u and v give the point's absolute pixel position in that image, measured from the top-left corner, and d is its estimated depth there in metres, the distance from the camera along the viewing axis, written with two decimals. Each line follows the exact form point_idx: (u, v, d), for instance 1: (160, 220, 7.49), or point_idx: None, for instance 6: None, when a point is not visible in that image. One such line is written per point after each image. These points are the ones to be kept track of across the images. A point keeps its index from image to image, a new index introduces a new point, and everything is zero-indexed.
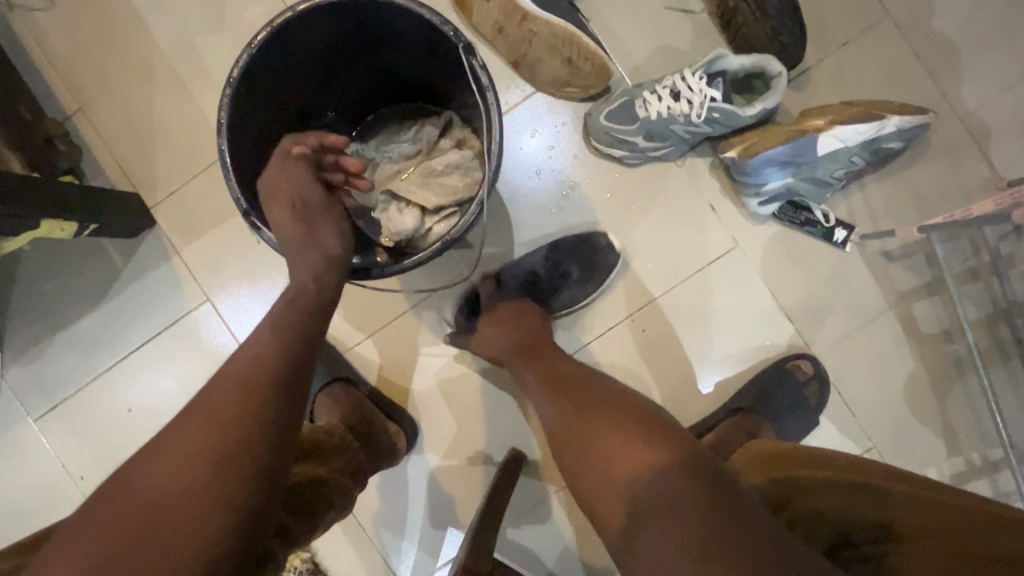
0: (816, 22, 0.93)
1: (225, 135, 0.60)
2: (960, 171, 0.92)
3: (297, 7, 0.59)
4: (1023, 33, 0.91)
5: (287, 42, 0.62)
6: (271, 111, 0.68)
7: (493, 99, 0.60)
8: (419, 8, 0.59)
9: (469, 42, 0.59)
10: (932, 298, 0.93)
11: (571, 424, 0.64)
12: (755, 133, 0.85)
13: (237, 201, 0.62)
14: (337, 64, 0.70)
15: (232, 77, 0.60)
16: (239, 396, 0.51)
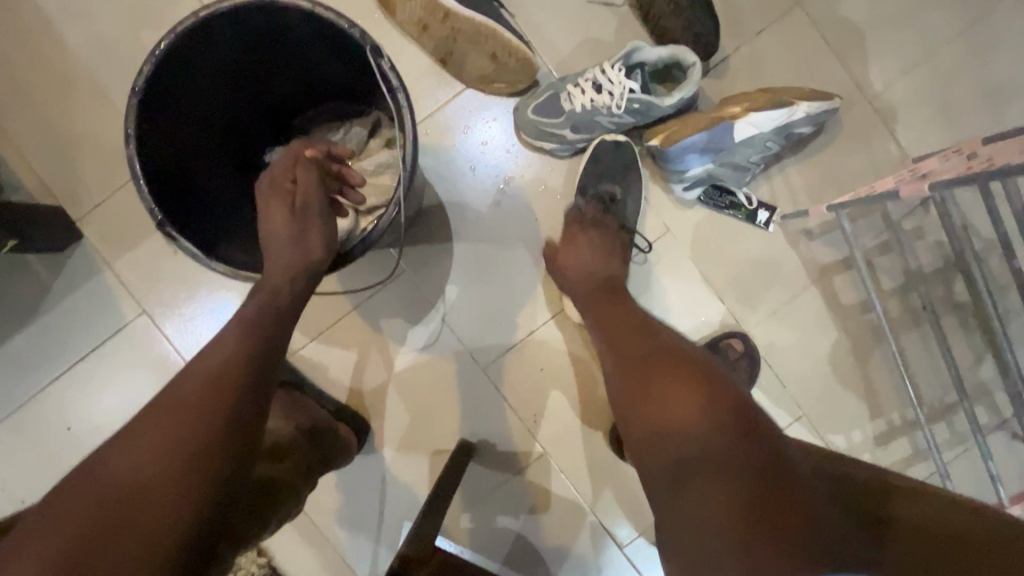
0: (731, 12, 0.96)
1: (132, 143, 0.59)
2: (871, 150, 0.98)
3: (199, 13, 0.59)
4: (920, 17, 0.97)
5: (196, 47, 0.62)
6: (186, 118, 0.67)
7: (404, 100, 0.63)
8: (324, 11, 0.60)
9: (375, 44, 0.61)
10: (851, 272, 0.98)
11: (640, 395, 0.62)
12: (675, 122, 0.89)
13: (151, 211, 0.60)
14: (252, 67, 0.70)
15: (138, 83, 0.59)
16: (217, 379, 0.54)
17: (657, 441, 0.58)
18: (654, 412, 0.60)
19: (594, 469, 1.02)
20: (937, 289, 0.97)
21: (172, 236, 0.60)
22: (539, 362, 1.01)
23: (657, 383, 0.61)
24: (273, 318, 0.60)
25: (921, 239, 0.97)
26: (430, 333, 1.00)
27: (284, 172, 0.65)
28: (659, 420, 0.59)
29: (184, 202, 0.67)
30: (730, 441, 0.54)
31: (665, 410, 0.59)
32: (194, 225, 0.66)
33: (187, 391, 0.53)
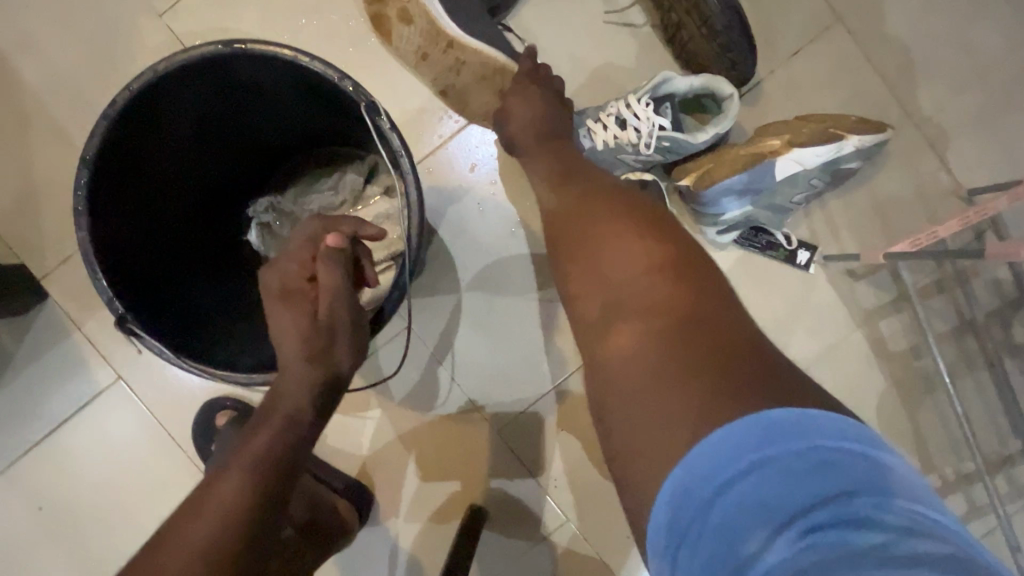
0: (764, 31, 0.87)
1: (82, 226, 0.49)
2: (921, 180, 0.88)
3: (158, 67, 0.49)
4: (974, 33, 0.87)
5: (158, 104, 0.53)
6: (150, 183, 0.58)
7: (408, 162, 0.55)
8: (308, 61, 0.51)
9: (371, 101, 0.52)
10: (899, 314, 0.89)
11: (585, 297, 0.55)
12: (709, 158, 0.79)
13: (110, 304, 0.50)
14: (227, 120, 0.60)
15: (88, 152, 0.49)
16: (228, 519, 0.43)
17: (608, 362, 0.50)
18: (606, 308, 0.53)
19: (621, 536, 0.92)
20: (995, 331, 0.88)
21: (136, 333, 0.51)
22: (558, 420, 0.91)
23: (603, 287, 0.53)
24: (302, 429, 0.49)
25: (977, 277, 0.88)
26: (439, 391, 0.91)
27: (298, 270, 0.54)
28: (608, 334, 0.51)
29: (151, 285, 0.57)
30: (697, 351, 0.46)
31: (613, 313, 0.52)
32: (164, 310, 0.57)
33: (193, 533, 0.42)
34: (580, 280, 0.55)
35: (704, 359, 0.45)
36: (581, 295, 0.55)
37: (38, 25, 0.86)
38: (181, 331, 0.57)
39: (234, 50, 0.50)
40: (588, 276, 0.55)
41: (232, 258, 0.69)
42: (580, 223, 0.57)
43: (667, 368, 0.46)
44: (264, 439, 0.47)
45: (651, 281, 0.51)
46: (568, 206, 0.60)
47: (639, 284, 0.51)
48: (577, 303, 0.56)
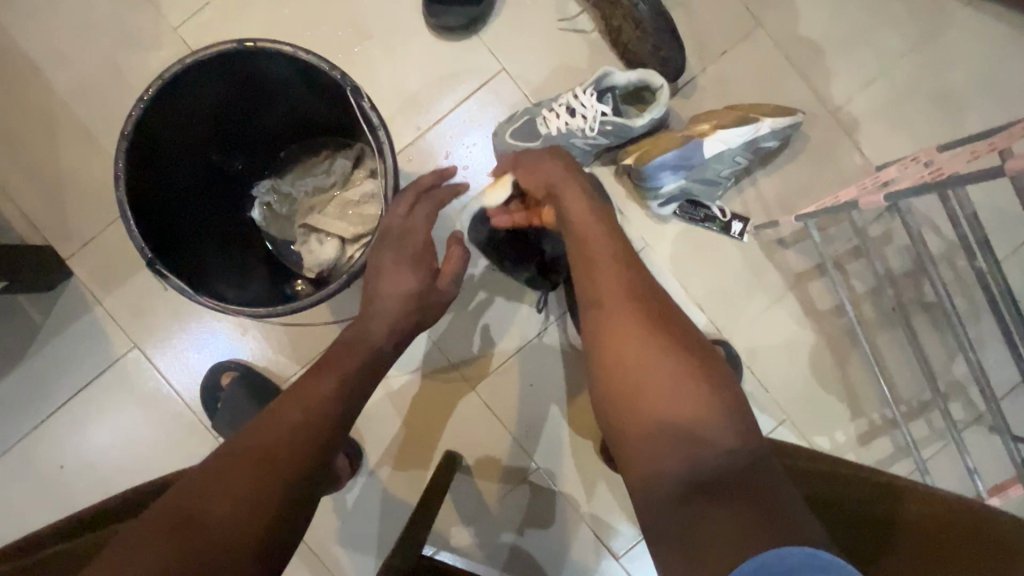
0: (696, 34, 1.01)
1: (121, 187, 0.61)
2: (837, 160, 1.02)
3: (183, 61, 0.61)
4: (876, 34, 1.02)
5: (182, 92, 0.65)
6: (173, 158, 0.69)
7: (385, 137, 0.67)
8: (304, 55, 0.63)
9: (356, 85, 0.63)
10: (823, 277, 1.02)
11: (614, 325, 0.59)
12: (648, 141, 0.92)
13: (140, 250, 0.62)
14: (238, 108, 0.73)
15: (127, 128, 0.61)
16: (314, 422, 0.54)
17: (628, 392, 0.56)
18: (633, 343, 0.57)
19: (586, 481, 1.03)
20: (907, 290, 1.01)
21: (161, 274, 0.62)
22: (527, 378, 1.03)
23: (636, 325, 0.58)
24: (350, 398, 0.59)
25: (889, 243, 1.01)
26: (420, 353, 1.02)
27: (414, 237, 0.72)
28: (628, 368, 0.56)
29: (170, 242, 0.68)
30: (709, 409, 0.52)
31: (637, 350, 0.57)
32: (181, 261, 0.68)
33: (282, 425, 0.53)
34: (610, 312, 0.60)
35: (712, 422, 0.51)
36: (609, 320, 0.60)
37: (67, 39, 0.99)
38: (194, 278, 0.69)
39: (244, 47, 0.62)
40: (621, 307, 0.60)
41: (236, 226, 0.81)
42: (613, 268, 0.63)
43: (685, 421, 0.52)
44: (351, 368, 0.60)
45: (682, 345, 0.57)
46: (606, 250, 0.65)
47: (660, 340, 0.57)
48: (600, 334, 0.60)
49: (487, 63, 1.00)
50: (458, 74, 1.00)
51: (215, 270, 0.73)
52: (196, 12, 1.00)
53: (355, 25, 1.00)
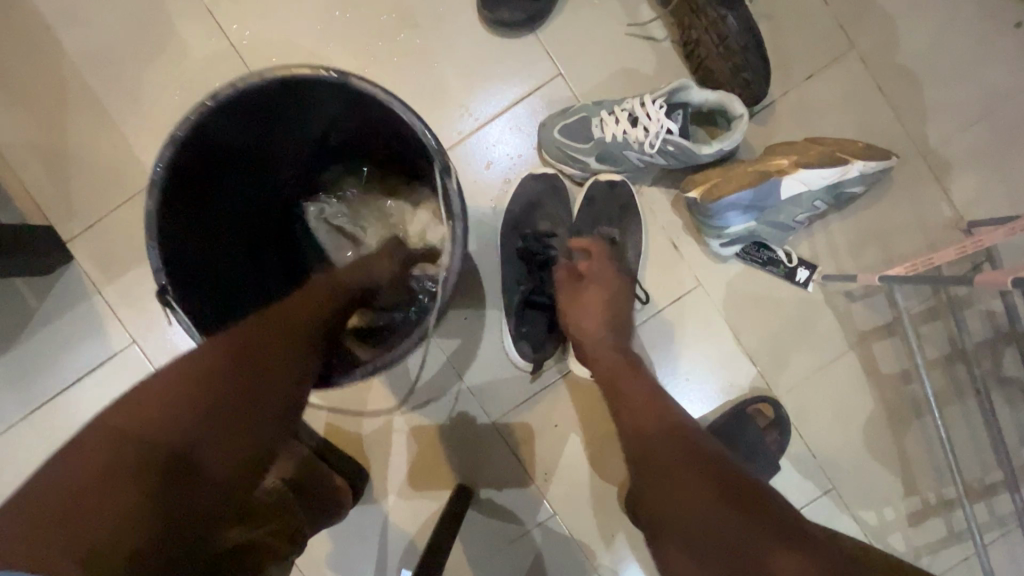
0: (782, 52, 0.89)
1: (153, 192, 0.53)
2: (924, 208, 0.90)
3: (260, 76, 0.54)
4: (985, 70, 0.90)
5: (249, 104, 0.57)
6: (212, 163, 0.62)
7: (462, 226, 0.57)
8: (394, 104, 0.54)
9: (446, 164, 0.55)
10: (892, 339, 0.92)
11: (661, 458, 0.55)
12: (717, 173, 0.82)
13: (155, 272, 0.54)
14: (294, 120, 0.65)
15: (178, 130, 0.54)
16: (269, 369, 0.47)
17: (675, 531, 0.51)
18: (690, 468, 0.53)
19: (604, 531, 0.95)
20: (985, 362, 0.91)
21: (171, 308, 0.55)
22: (551, 416, 0.94)
23: (683, 448, 0.55)
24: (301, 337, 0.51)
25: (971, 308, 0.90)
26: (439, 380, 0.93)
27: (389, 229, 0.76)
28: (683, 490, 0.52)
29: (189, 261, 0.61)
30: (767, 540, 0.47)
31: (682, 483, 0.52)
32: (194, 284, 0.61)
33: (214, 365, 0.44)
34: (653, 442, 0.57)
35: None
36: (654, 458, 0.56)
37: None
38: (201, 308, 0.61)
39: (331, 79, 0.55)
40: (669, 438, 0.56)
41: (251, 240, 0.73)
42: (650, 402, 0.61)
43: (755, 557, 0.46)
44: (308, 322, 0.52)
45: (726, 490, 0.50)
46: (643, 388, 0.64)
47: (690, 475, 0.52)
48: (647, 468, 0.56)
49: (543, 67, 0.90)
50: (509, 76, 0.90)
51: (221, 300, 0.65)
52: None
53: (401, 10, 0.89)
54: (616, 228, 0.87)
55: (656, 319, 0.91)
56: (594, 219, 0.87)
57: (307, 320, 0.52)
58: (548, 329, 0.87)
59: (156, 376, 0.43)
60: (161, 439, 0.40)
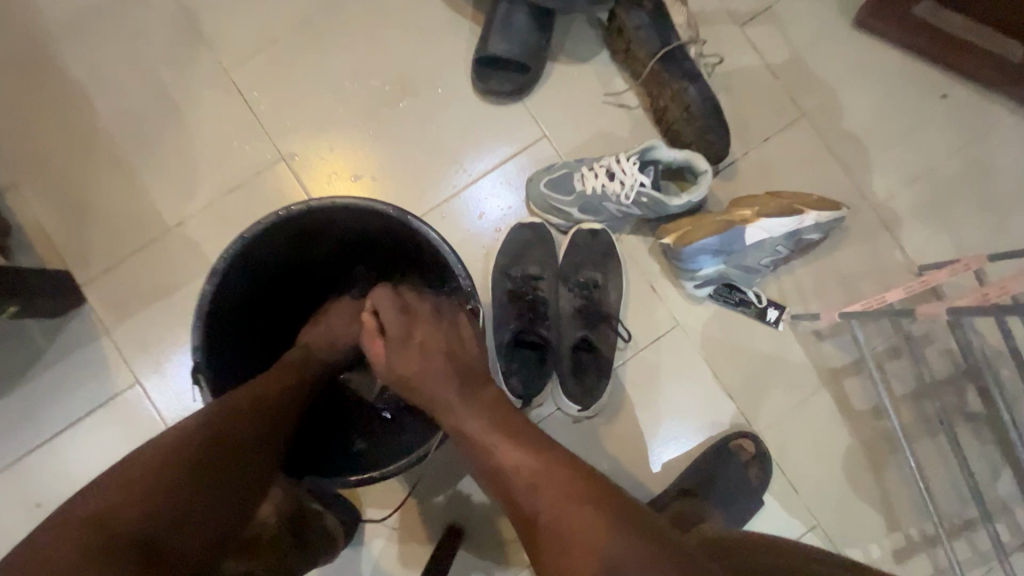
0: (742, 118, 1.00)
1: (212, 278, 0.60)
2: (879, 254, 0.99)
3: (330, 199, 0.62)
4: (921, 134, 1.01)
5: (313, 217, 0.65)
6: (268, 268, 0.70)
7: None
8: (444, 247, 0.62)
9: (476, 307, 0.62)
10: (862, 376, 0.97)
11: (546, 513, 0.51)
12: (687, 221, 0.90)
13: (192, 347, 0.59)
14: (351, 247, 0.75)
15: (248, 230, 0.61)
16: (222, 447, 0.52)
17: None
18: (574, 518, 0.49)
19: None
20: (949, 397, 0.96)
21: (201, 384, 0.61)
22: None
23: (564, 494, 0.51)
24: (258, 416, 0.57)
25: (930, 345, 0.97)
26: None
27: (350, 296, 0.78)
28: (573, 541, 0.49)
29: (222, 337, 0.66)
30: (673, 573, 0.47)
31: (570, 531, 0.49)
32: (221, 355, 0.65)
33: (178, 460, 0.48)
34: (532, 496, 0.51)
35: None
36: (541, 518, 0.51)
37: (117, 70, 1.00)
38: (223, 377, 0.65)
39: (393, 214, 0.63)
40: (546, 482, 0.51)
41: (280, 342, 0.78)
42: (509, 438, 0.55)
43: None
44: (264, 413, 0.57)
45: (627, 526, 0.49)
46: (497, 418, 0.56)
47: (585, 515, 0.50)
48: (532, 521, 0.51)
49: (530, 129, 1.00)
50: (499, 138, 1.00)
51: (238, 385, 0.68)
52: (249, 57, 1.01)
53: (403, 81, 1.01)
54: (599, 272, 0.93)
55: (637, 358, 0.96)
56: (578, 262, 0.93)
57: (261, 396, 0.58)
58: (537, 365, 0.89)
59: (129, 463, 0.48)
60: (143, 519, 0.45)
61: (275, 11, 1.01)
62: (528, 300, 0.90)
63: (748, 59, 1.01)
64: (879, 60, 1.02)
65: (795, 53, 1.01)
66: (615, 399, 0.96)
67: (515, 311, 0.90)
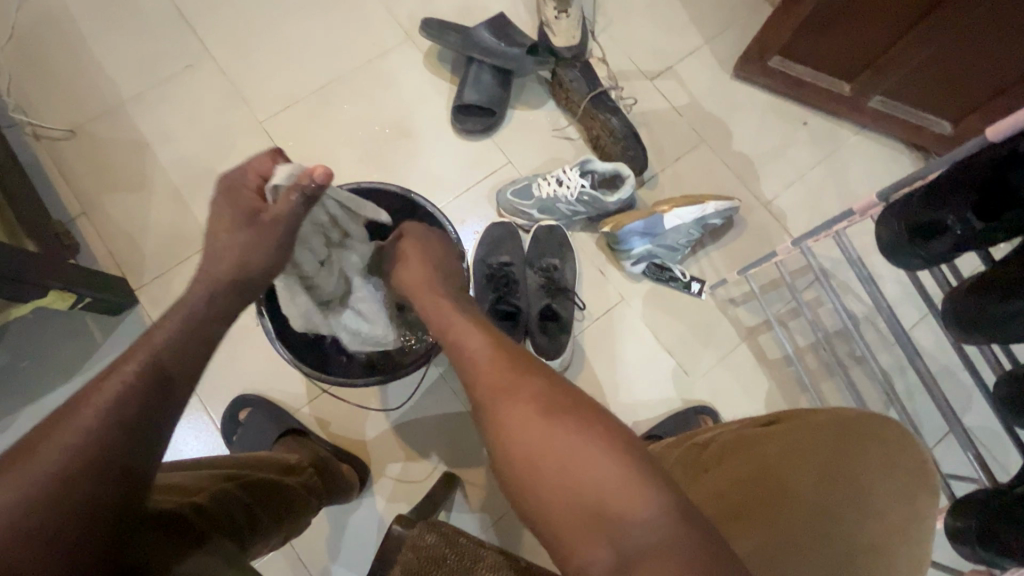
0: (658, 143, 1.33)
1: None
2: (771, 239, 1.28)
3: (358, 184, 0.89)
4: (793, 151, 1.35)
5: None
6: None
7: None
8: (440, 214, 0.91)
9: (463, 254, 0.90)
10: (771, 332, 1.22)
11: (518, 435, 0.56)
12: (620, 215, 1.19)
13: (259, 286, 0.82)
14: None
15: None
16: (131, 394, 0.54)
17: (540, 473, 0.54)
18: (542, 437, 0.54)
19: None
20: (841, 345, 1.21)
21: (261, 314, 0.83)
22: None
23: (540, 419, 0.56)
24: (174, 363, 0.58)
25: (821, 305, 1.23)
26: (423, 383, 1.15)
27: None
28: (542, 456, 0.54)
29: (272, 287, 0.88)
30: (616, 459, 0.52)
31: (536, 450, 0.54)
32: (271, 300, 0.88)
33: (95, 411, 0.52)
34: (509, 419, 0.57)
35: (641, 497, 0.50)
36: (510, 436, 0.56)
37: (171, 124, 1.28)
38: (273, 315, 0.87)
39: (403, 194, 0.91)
40: (524, 406, 0.57)
41: None
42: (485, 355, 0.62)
43: (604, 502, 0.51)
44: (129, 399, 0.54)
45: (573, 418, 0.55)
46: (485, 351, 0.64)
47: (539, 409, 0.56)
48: (505, 439, 0.57)
49: (498, 157, 1.30)
50: (473, 164, 1.29)
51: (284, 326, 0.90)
52: (277, 113, 1.30)
53: (399, 126, 1.31)
54: (557, 257, 1.19)
55: (592, 326, 1.20)
56: (541, 250, 1.19)
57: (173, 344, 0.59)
58: (512, 328, 1.13)
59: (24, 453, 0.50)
60: (50, 495, 0.48)
61: (298, 80, 1.32)
62: (502, 276, 1.15)
63: (658, 103, 1.35)
64: (755, 100, 1.37)
65: (692, 97, 1.36)
66: (577, 360, 1.18)
67: (493, 287, 1.14)
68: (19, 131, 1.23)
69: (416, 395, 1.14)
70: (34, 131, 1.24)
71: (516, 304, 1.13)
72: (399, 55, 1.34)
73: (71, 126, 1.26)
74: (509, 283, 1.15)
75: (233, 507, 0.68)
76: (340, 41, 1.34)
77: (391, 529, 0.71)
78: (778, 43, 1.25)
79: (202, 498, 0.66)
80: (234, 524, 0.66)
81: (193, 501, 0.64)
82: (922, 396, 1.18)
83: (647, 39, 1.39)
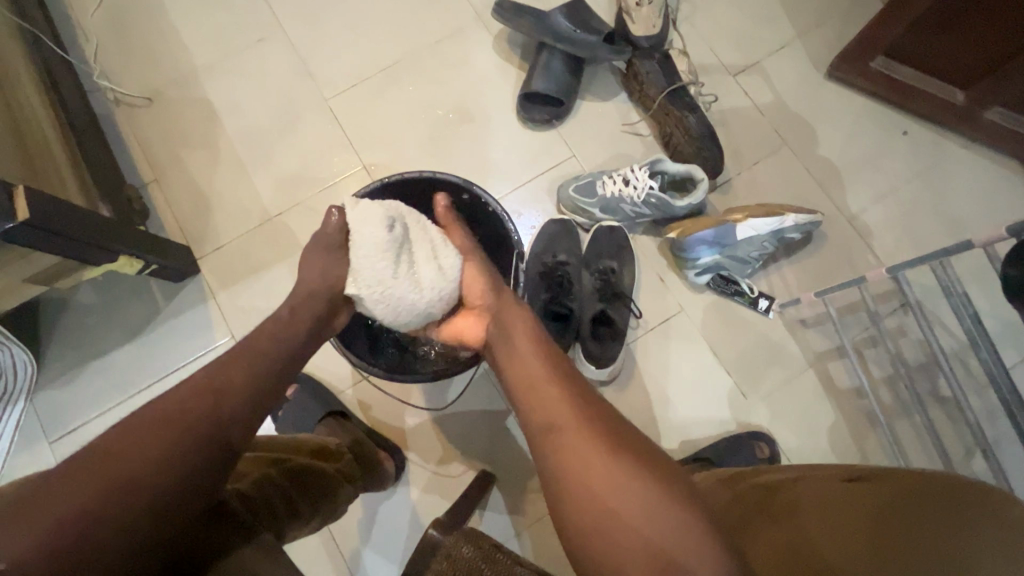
0: (736, 146, 1.23)
1: None
2: (854, 257, 1.17)
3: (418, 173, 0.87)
4: (888, 163, 1.22)
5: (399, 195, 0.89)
6: None
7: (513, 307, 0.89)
8: (500, 210, 0.87)
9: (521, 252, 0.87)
10: (843, 360, 1.12)
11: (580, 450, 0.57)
12: (688, 220, 1.11)
13: None
14: None
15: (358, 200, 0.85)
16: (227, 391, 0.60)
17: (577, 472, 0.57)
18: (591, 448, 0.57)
19: None
20: (922, 382, 1.10)
21: None
22: None
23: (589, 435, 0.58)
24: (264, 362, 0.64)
25: (904, 336, 1.12)
26: (465, 378, 1.13)
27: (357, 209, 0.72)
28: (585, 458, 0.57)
29: None
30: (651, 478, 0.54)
31: (620, 506, 0.53)
32: None
33: (198, 398, 0.58)
34: (600, 483, 0.54)
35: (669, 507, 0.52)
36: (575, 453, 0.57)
37: (242, 95, 1.29)
38: None
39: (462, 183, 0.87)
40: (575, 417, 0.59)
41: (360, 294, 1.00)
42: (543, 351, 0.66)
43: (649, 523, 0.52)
44: (219, 390, 0.60)
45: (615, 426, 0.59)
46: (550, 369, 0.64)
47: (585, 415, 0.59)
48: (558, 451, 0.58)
49: (562, 149, 1.24)
50: (536, 155, 1.24)
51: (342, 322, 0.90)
52: (345, 90, 1.29)
53: (463, 110, 1.27)
54: (615, 261, 1.13)
55: (647, 335, 1.14)
56: (600, 251, 1.14)
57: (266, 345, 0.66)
58: (563, 333, 1.08)
59: (134, 426, 0.55)
60: (157, 470, 0.53)
61: (367, 56, 1.30)
62: (559, 280, 1.09)
63: (741, 101, 1.25)
64: (850, 103, 1.25)
65: (779, 97, 1.25)
66: (628, 369, 1.13)
67: (548, 286, 1.09)
68: (101, 96, 1.28)
69: (460, 389, 1.12)
70: (115, 96, 1.28)
71: (569, 307, 1.08)
72: (469, 37, 1.30)
73: (148, 94, 1.29)
74: (565, 286, 1.09)
75: (273, 503, 0.68)
76: (411, 20, 1.31)
77: (426, 534, 0.70)
78: (885, 42, 1.13)
79: (247, 488, 0.68)
80: (271, 514, 0.67)
81: (238, 491, 0.66)
82: (1013, 446, 1.06)
83: (735, 30, 1.28)
